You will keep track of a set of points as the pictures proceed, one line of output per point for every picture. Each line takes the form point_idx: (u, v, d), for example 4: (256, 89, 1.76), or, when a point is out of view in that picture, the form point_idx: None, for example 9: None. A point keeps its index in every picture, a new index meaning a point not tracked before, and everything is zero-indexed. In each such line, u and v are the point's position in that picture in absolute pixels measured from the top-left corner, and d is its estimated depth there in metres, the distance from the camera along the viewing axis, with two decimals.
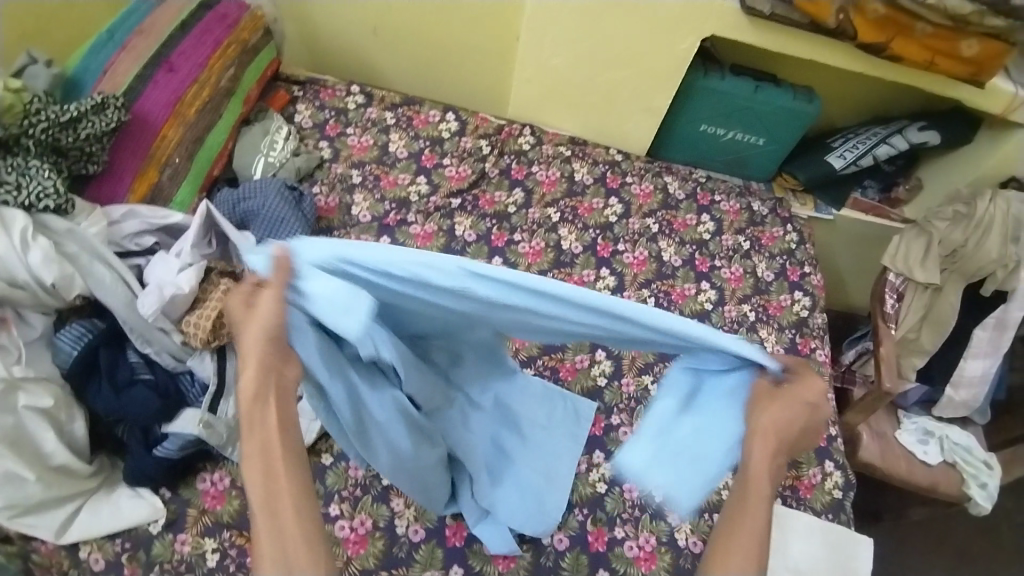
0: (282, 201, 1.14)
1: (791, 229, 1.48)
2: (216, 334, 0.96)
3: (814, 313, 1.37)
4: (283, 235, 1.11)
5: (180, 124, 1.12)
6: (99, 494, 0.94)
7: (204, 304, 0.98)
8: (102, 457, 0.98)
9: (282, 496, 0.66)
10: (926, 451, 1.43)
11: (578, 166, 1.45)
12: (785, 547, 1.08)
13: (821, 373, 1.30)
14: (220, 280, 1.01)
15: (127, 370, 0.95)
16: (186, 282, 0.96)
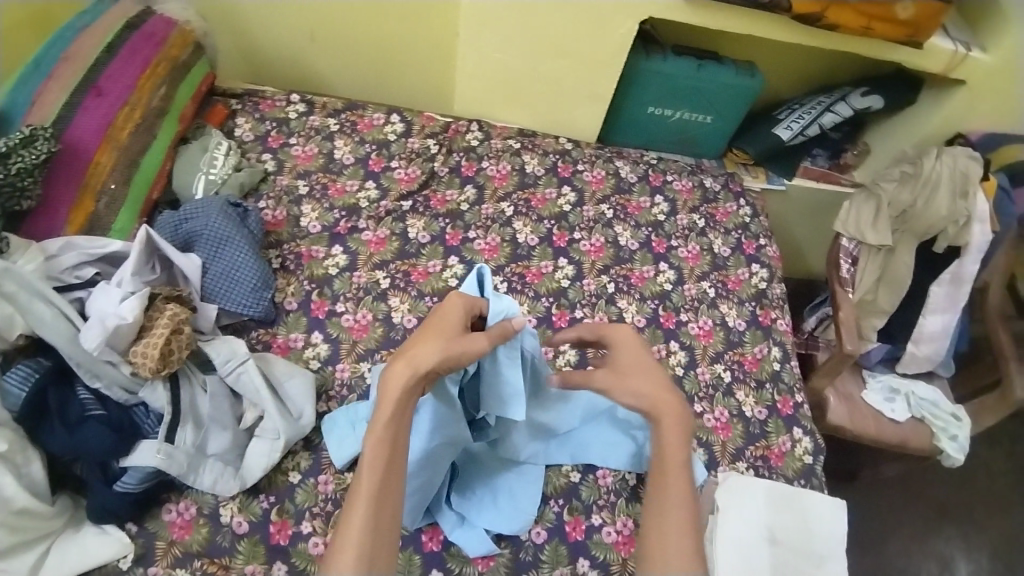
0: (227, 220, 1.12)
1: (744, 203, 1.50)
2: (166, 361, 0.95)
3: (772, 284, 1.39)
4: (230, 254, 1.10)
5: (113, 149, 1.09)
6: (66, 534, 0.92)
7: (150, 332, 0.95)
8: (65, 496, 0.95)
9: (386, 501, 0.80)
10: (893, 409, 1.46)
11: (528, 158, 1.45)
12: (747, 513, 1.06)
13: (784, 343, 1.32)
14: (165, 306, 0.99)
15: (78, 407, 0.92)
16: (128, 311, 0.93)
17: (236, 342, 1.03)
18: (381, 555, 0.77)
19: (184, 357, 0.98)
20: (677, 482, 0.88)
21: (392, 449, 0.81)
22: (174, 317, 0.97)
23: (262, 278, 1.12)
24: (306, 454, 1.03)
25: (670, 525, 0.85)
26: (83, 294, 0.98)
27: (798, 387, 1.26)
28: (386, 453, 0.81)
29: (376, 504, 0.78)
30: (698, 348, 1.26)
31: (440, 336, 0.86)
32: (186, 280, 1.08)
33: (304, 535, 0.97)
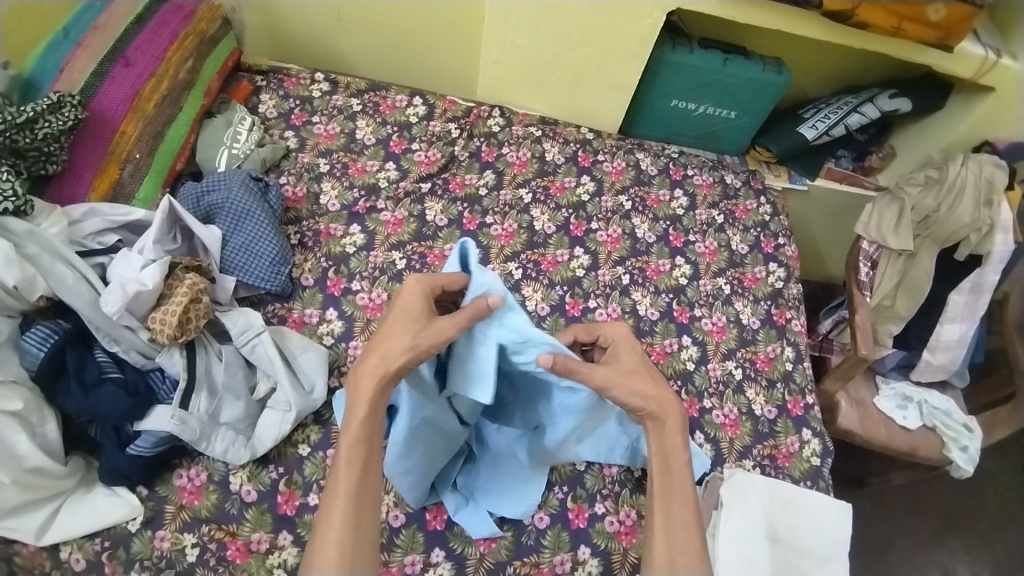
0: (248, 193, 1.13)
1: (765, 201, 1.49)
2: (183, 329, 0.96)
3: (789, 284, 1.38)
4: (250, 228, 1.12)
5: (140, 119, 1.10)
6: (77, 495, 0.94)
7: (169, 300, 0.97)
8: (78, 457, 0.97)
9: (365, 501, 0.80)
10: (905, 416, 1.44)
11: (549, 146, 1.45)
12: (743, 505, 1.06)
13: (798, 343, 1.30)
14: (185, 275, 1.00)
15: (95, 369, 0.93)
16: (150, 278, 0.94)
17: (252, 314, 1.05)
18: (363, 551, 0.78)
19: (201, 326, 0.99)
20: (682, 481, 0.87)
21: (362, 450, 0.82)
22: (193, 287, 0.98)
23: (280, 252, 1.13)
24: (316, 428, 1.05)
25: (675, 522, 0.85)
26: (105, 260, 1.00)
27: (809, 389, 1.25)
28: (359, 453, 0.81)
29: (353, 503, 0.79)
30: (711, 344, 1.25)
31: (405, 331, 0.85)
32: (206, 252, 1.10)
33: (311, 507, 0.99)
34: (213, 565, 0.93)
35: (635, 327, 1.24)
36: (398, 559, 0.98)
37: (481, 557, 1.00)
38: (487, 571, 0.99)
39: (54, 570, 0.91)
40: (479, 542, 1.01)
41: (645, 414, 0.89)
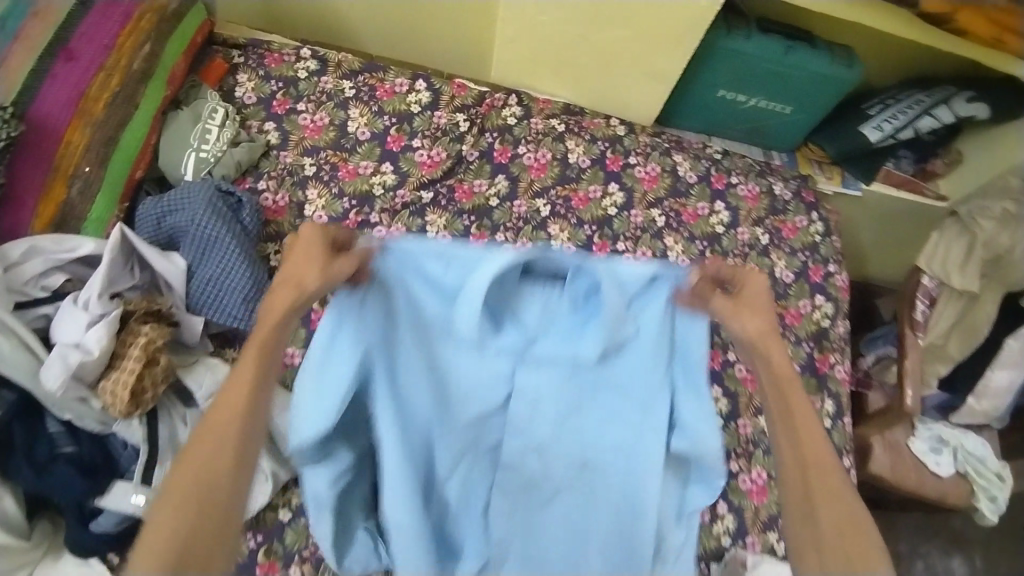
0: (214, 215, 0.96)
1: (817, 218, 1.30)
2: (138, 401, 0.83)
3: (837, 322, 1.23)
4: (219, 257, 0.95)
5: (88, 125, 0.91)
6: (45, 564, 0.86)
7: (121, 365, 0.83)
8: (45, 521, 0.89)
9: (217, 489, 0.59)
10: (938, 461, 1.31)
11: (572, 145, 1.26)
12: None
13: (840, 395, 1.17)
14: (140, 329, 0.86)
15: (46, 444, 0.82)
16: (95, 343, 0.81)
17: (222, 370, 0.92)
18: (198, 552, 0.56)
19: (161, 391, 0.86)
20: (807, 419, 0.72)
21: (230, 407, 0.64)
22: (149, 347, 0.84)
23: (256, 285, 0.97)
24: (299, 492, 0.97)
25: (820, 502, 0.66)
26: (50, 310, 0.85)
27: (848, 450, 1.13)
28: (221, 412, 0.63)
29: (194, 483, 0.59)
30: (743, 396, 1.13)
31: (308, 263, 0.72)
32: (168, 287, 0.95)
33: None
34: None
35: None
36: None
37: None
38: None
39: None
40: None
41: (747, 342, 0.79)
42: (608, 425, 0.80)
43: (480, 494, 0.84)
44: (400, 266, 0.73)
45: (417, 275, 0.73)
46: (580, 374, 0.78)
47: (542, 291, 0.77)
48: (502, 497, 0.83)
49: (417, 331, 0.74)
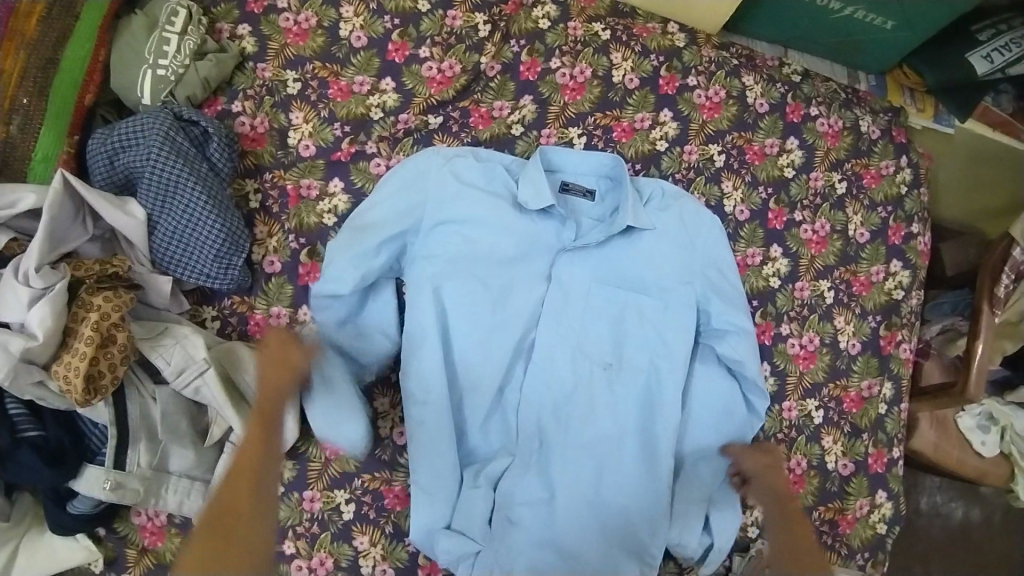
0: (172, 153, 0.83)
1: (906, 164, 1.09)
2: (96, 385, 0.75)
3: (912, 294, 1.06)
4: (180, 205, 0.84)
5: (21, 47, 0.85)
6: (31, 537, 0.88)
7: (74, 345, 0.75)
8: (26, 496, 0.89)
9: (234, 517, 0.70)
10: (982, 441, 1.18)
11: (618, 59, 1.02)
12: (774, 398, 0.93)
13: (902, 378, 1.04)
14: (92, 303, 0.77)
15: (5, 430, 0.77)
16: (36, 326, 0.73)
17: (192, 342, 0.81)
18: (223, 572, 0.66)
19: (122, 373, 0.78)
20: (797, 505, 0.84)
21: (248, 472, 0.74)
22: (101, 325, 0.75)
23: (229, 236, 0.85)
24: (291, 464, 0.88)
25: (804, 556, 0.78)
26: None
27: (899, 441, 1.03)
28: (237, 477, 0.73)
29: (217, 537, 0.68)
30: (792, 376, 0.99)
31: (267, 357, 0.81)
32: (127, 241, 0.85)
33: (287, 556, 0.87)
34: None
35: None
36: None
37: None
38: None
39: None
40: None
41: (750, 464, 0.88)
42: (627, 333, 0.92)
43: (516, 379, 0.91)
44: (472, 161, 0.92)
45: (477, 173, 0.92)
46: (603, 275, 0.93)
47: (581, 203, 0.94)
48: (539, 380, 0.90)
49: (469, 227, 0.90)
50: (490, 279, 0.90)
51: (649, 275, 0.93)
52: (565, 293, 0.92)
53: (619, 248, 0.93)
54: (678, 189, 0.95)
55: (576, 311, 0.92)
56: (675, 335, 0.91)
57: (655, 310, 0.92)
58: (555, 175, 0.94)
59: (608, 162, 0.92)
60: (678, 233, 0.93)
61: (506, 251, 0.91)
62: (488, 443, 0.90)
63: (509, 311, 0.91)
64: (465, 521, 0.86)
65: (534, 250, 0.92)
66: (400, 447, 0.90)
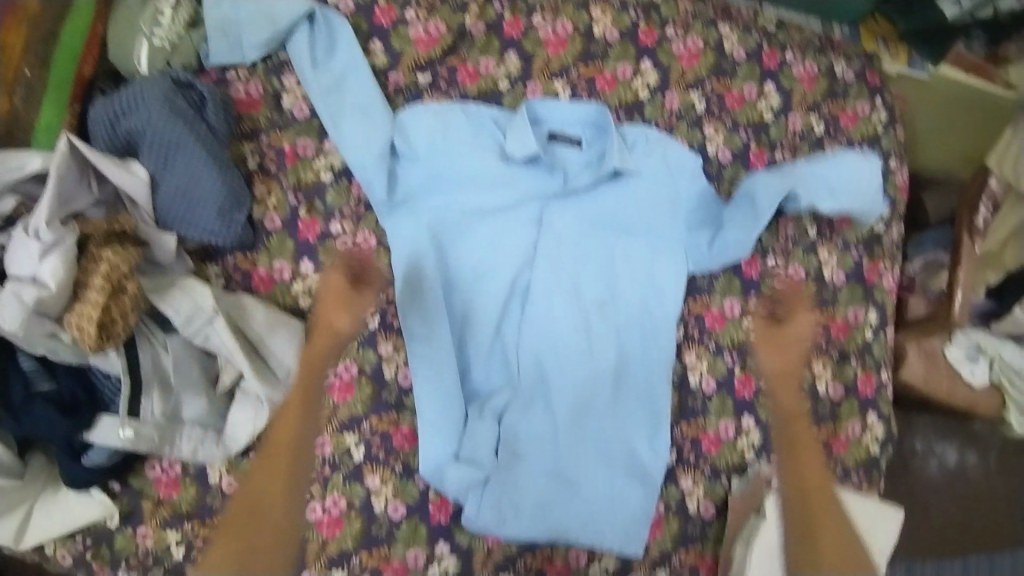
0: (173, 115, 0.86)
1: (880, 105, 1.07)
2: (110, 333, 0.78)
3: (892, 226, 1.05)
4: (185, 164, 0.86)
5: (24, 21, 0.88)
6: (45, 495, 0.90)
7: (86, 295, 0.78)
8: (39, 454, 0.91)
9: (258, 521, 0.86)
10: (972, 370, 1.16)
11: (598, 14, 1.05)
12: (852, 179, 0.96)
13: (886, 305, 1.03)
14: (102, 254, 0.80)
15: (20, 385, 0.81)
16: (49, 277, 0.76)
17: (200, 292, 0.84)
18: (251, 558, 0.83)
19: (134, 322, 0.80)
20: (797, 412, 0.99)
21: (282, 450, 0.88)
22: (111, 275, 0.78)
23: (230, 193, 0.88)
24: None
25: (823, 537, 0.91)
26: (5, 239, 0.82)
27: (887, 363, 1.03)
28: (270, 477, 0.87)
29: (237, 542, 0.84)
30: (780, 307, 0.99)
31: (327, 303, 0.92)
32: (131, 202, 0.88)
33: (300, 498, 0.89)
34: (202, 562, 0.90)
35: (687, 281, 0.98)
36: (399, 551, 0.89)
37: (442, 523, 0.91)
38: (492, 569, 0.91)
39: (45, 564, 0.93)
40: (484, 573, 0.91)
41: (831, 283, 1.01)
42: (622, 272, 0.94)
43: (513, 321, 0.93)
44: (461, 113, 0.94)
45: (468, 124, 0.94)
46: (596, 218, 0.95)
47: (568, 151, 0.97)
48: (535, 322, 0.93)
49: (463, 177, 0.93)
50: (484, 226, 0.93)
51: (640, 215, 0.95)
52: (557, 237, 0.94)
53: (610, 192, 0.95)
54: (661, 133, 0.97)
55: (570, 252, 0.94)
56: (667, 273, 0.94)
57: (646, 249, 0.94)
58: (544, 124, 0.95)
59: (593, 111, 0.94)
60: (665, 174, 0.95)
61: (499, 199, 0.94)
62: (491, 383, 0.94)
63: (505, 256, 0.93)
64: (474, 455, 0.89)
65: (527, 198, 0.95)
66: (404, 390, 0.92)
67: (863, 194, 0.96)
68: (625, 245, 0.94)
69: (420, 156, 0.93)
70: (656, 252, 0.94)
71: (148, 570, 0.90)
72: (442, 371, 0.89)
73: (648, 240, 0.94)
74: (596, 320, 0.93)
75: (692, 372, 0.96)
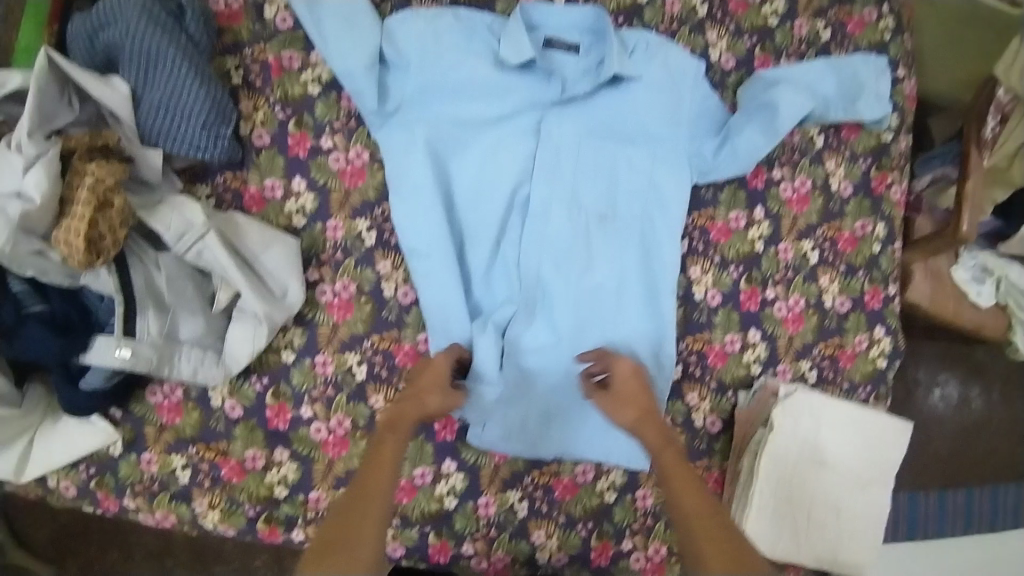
0: (151, 23, 0.80)
1: (889, 10, 1.00)
2: (98, 248, 0.74)
3: (901, 135, 1.00)
4: (165, 76, 0.81)
5: None
6: (45, 427, 0.88)
7: (71, 210, 0.74)
8: (38, 385, 0.88)
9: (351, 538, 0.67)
10: (978, 292, 1.19)
11: None
12: (855, 77, 0.95)
13: (895, 218, 1.00)
14: (85, 168, 0.76)
15: (11, 307, 0.76)
16: (34, 189, 0.72)
17: (189, 207, 0.80)
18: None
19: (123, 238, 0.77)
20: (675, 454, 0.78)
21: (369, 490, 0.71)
22: (97, 188, 0.74)
23: (215, 106, 0.84)
24: (299, 331, 0.90)
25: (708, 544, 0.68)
26: None
27: (895, 277, 1.01)
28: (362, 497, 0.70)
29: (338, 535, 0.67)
30: (787, 220, 0.97)
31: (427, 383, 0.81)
32: (114, 118, 0.83)
33: (306, 420, 0.89)
34: (208, 486, 0.89)
35: (691, 195, 0.95)
36: (407, 470, 0.90)
37: (447, 442, 0.91)
38: (499, 486, 0.92)
39: (48, 495, 0.91)
40: (491, 491, 0.91)
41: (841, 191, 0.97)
42: (623, 183, 0.92)
43: (513, 234, 0.92)
44: (452, 20, 0.90)
45: (459, 31, 0.90)
46: (593, 127, 0.92)
47: (564, 57, 0.93)
48: (536, 234, 0.90)
49: (457, 87, 0.90)
50: (481, 138, 0.90)
51: (640, 123, 0.92)
52: (556, 148, 0.91)
53: (609, 100, 0.92)
54: (662, 38, 0.93)
55: (570, 162, 0.91)
56: (669, 181, 0.92)
57: (647, 158, 0.92)
58: (538, 30, 0.93)
59: (590, 14, 0.91)
60: (664, 79, 0.92)
61: (494, 110, 0.91)
62: (493, 298, 0.92)
63: (505, 167, 0.91)
64: (479, 369, 0.89)
65: (523, 107, 0.92)
66: (405, 308, 0.91)
67: (877, 97, 0.96)
68: (626, 155, 0.92)
69: (412, 64, 0.89)
70: (658, 160, 0.92)
71: (154, 496, 0.89)
72: (443, 285, 0.88)
73: (650, 148, 0.92)
74: (599, 231, 0.92)
75: (697, 285, 0.95)
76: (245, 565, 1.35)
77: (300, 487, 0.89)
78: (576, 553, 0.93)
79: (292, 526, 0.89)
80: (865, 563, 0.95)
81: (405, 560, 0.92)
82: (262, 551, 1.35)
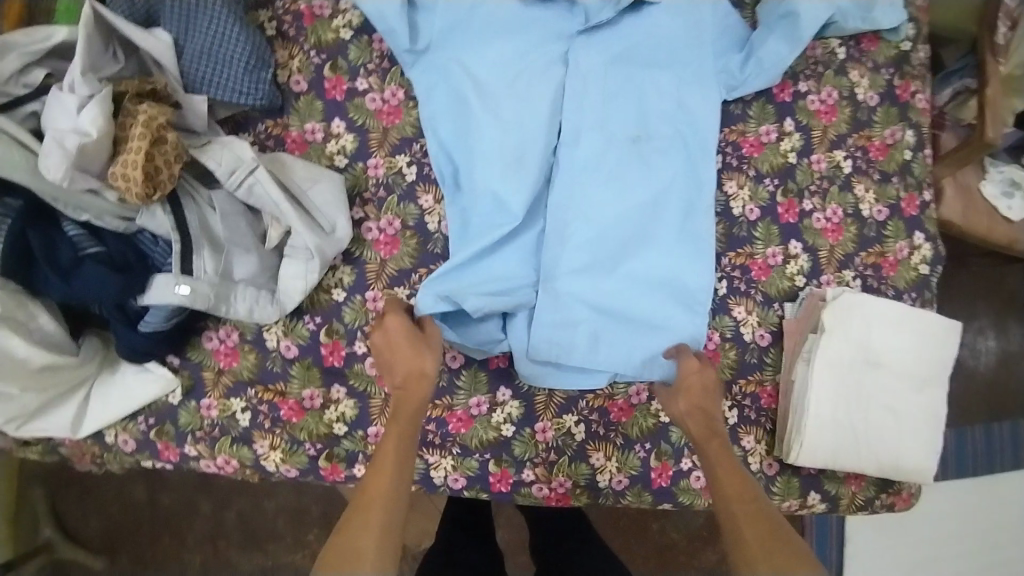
0: None
1: None
2: (156, 183, 0.78)
3: (920, 45, 1.02)
4: (206, 25, 0.86)
5: None
6: (102, 380, 0.89)
7: (126, 147, 0.77)
8: (93, 338, 0.90)
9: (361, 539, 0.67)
10: (1011, 205, 1.17)
11: None
12: None
13: (922, 125, 1.01)
14: (137, 108, 0.79)
15: (68, 248, 0.78)
16: (90, 124, 0.74)
17: (239, 145, 0.83)
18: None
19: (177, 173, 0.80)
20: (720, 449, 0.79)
21: (370, 499, 0.70)
22: (150, 123, 0.77)
23: (256, 53, 0.88)
24: (348, 269, 0.91)
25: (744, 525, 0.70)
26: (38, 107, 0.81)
27: (929, 182, 1.01)
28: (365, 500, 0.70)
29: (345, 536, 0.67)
30: (816, 131, 0.98)
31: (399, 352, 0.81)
32: (158, 67, 0.88)
33: (360, 355, 0.90)
34: (268, 427, 0.89)
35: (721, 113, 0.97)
36: (463, 401, 0.91)
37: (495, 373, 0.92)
38: (555, 411, 0.92)
39: (106, 453, 0.92)
40: (547, 416, 0.92)
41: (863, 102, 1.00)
42: (652, 107, 0.93)
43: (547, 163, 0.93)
44: None
45: None
46: (620, 53, 0.94)
47: None
48: (570, 160, 0.92)
49: (483, 21, 0.93)
50: (509, 71, 0.92)
51: (665, 46, 0.94)
52: (585, 76, 0.93)
53: (633, 27, 0.94)
54: None
55: (599, 89, 0.93)
56: (695, 101, 0.94)
57: (674, 80, 0.94)
58: None
59: None
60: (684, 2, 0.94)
61: (522, 43, 0.93)
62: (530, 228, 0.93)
63: (535, 99, 0.92)
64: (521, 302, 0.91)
65: (548, 38, 0.94)
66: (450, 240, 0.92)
67: (891, 5, 0.98)
68: (653, 78, 0.93)
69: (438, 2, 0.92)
70: (686, 82, 0.94)
71: (216, 441, 0.90)
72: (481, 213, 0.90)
73: (676, 70, 0.94)
74: (632, 155, 0.93)
75: (734, 201, 0.96)
76: (298, 541, 1.33)
77: (358, 423, 0.90)
78: (638, 475, 0.92)
79: (353, 463, 0.90)
80: (929, 466, 0.94)
81: (467, 492, 0.92)
82: (313, 526, 1.33)
